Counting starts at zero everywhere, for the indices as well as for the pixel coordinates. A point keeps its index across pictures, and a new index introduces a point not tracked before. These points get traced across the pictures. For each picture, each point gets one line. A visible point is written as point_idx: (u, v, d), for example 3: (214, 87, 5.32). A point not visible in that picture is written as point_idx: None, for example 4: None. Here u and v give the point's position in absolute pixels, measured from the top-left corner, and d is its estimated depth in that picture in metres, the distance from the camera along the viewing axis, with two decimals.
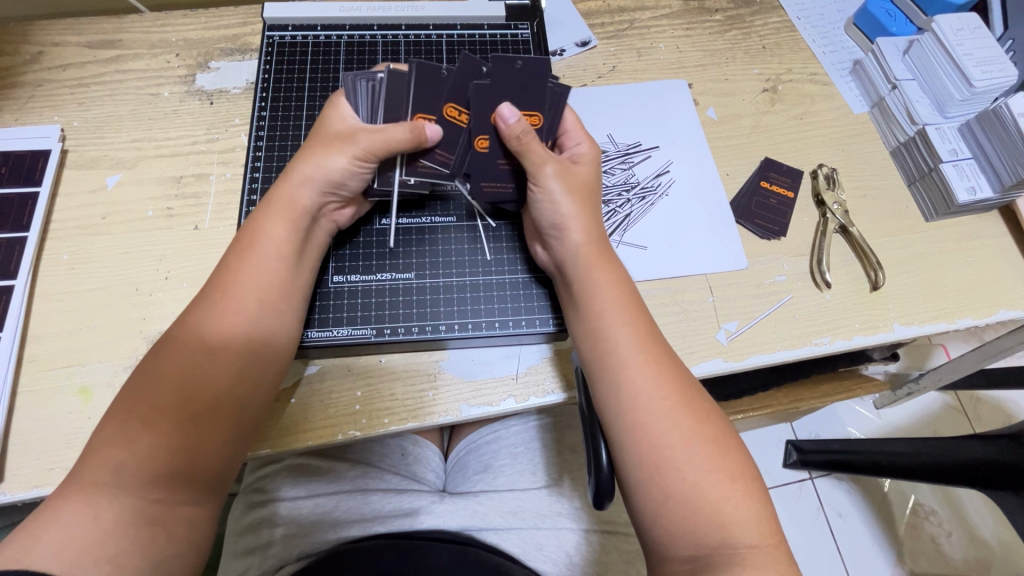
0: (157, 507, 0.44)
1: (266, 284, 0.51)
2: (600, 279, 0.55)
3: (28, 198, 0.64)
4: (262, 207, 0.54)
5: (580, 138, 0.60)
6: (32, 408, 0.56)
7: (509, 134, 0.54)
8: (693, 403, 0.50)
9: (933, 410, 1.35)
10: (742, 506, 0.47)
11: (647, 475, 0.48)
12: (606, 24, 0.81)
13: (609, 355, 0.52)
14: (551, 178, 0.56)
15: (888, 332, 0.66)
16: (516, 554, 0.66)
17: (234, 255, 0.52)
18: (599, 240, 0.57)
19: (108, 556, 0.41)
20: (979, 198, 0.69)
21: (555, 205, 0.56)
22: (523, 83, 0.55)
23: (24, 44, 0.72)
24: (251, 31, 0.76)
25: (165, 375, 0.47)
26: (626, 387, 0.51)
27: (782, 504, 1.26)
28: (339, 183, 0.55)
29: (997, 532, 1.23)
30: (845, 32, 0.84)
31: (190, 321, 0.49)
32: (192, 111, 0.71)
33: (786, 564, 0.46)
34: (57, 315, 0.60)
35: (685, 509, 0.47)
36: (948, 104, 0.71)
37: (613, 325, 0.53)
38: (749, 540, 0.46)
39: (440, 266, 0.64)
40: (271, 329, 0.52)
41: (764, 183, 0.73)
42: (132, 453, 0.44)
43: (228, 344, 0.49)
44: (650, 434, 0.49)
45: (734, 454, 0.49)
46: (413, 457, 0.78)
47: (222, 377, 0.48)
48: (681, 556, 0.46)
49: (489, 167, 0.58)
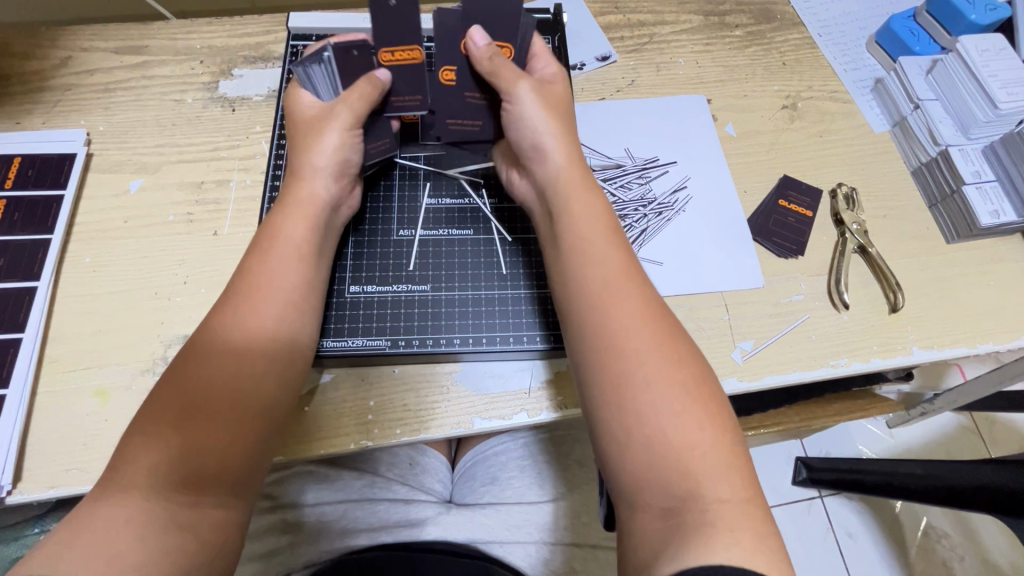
0: (186, 513, 0.43)
1: (289, 284, 0.52)
2: (574, 202, 0.54)
3: (52, 200, 0.65)
4: (277, 209, 0.55)
5: (548, 61, 0.62)
6: (49, 409, 0.57)
7: (480, 57, 0.57)
8: (679, 350, 0.48)
9: (948, 431, 1.33)
10: (717, 457, 0.44)
11: (617, 410, 0.47)
12: (625, 38, 0.81)
13: (582, 285, 0.51)
14: (524, 91, 0.57)
15: (906, 355, 0.65)
16: (522, 567, 0.67)
17: (253, 254, 0.52)
18: (573, 163, 0.56)
19: (135, 564, 0.40)
20: (1003, 222, 0.68)
21: (531, 124, 0.57)
22: (500, 13, 0.57)
23: (53, 49, 0.73)
24: (274, 39, 0.77)
25: (195, 379, 0.47)
26: (605, 320, 0.49)
27: (792, 523, 1.24)
28: (344, 162, 0.58)
29: (1011, 558, 1.20)
30: (866, 50, 0.83)
31: (213, 322, 0.50)
32: (214, 118, 0.72)
33: (760, 522, 0.43)
34: (78, 317, 0.61)
35: (653, 455, 0.45)
36: (972, 125, 0.71)
37: (596, 252, 0.52)
38: (722, 495, 0.43)
39: (457, 279, 0.64)
40: (296, 329, 0.52)
41: (782, 201, 0.72)
42: (164, 455, 0.44)
43: (251, 346, 0.49)
44: (626, 367, 0.47)
45: (712, 403, 0.47)
46: (420, 468, 0.77)
47: (254, 374, 0.48)
48: (654, 508, 0.44)
49: (456, 100, 0.62)
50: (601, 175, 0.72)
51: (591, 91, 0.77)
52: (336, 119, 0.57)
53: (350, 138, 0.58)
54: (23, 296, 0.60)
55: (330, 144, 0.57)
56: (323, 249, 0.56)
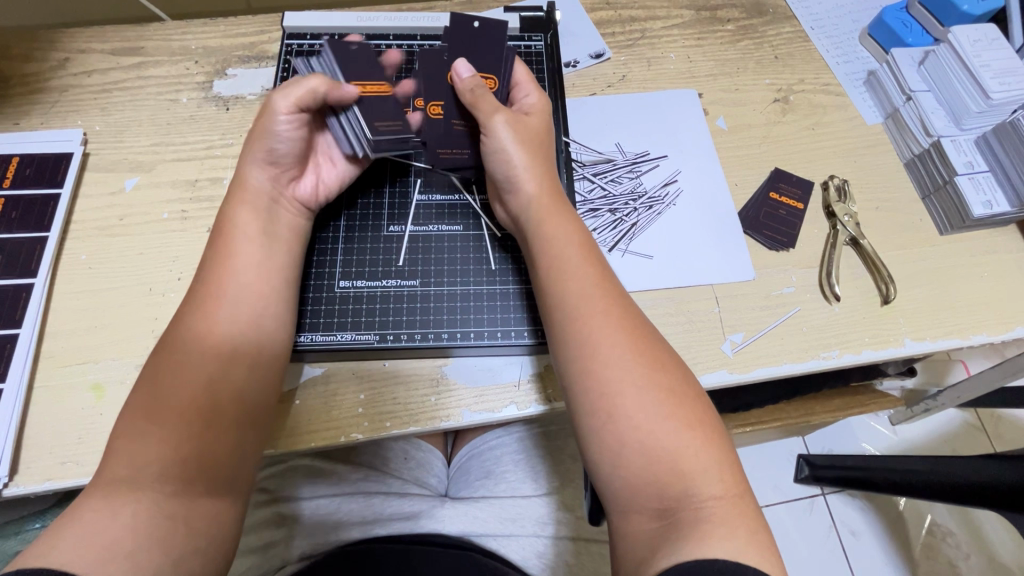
0: (177, 502, 0.44)
1: (237, 273, 0.52)
2: (552, 226, 0.55)
3: (50, 199, 0.66)
4: (226, 206, 0.56)
5: (529, 90, 0.63)
6: (46, 403, 0.58)
7: (463, 87, 0.58)
8: (656, 359, 0.49)
9: (952, 428, 1.32)
10: (702, 454, 0.46)
11: (599, 423, 0.47)
12: (617, 34, 0.81)
13: (561, 306, 0.52)
14: (501, 126, 0.57)
15: (898, 347, 0.65)
16: (516, 561, 0.66)
17: (210, 251, 0.54)
18: (553, 194, 0.57)
19: (125, 553, 0.40)
20: (996, 213, 0.68)
21: (507, 157, 0.57)
22: (477, 44, 0.61)
23: (52, 51, 0.75)
24: (268, 39, 0.78)
25: (154, 373, 0.48)
26: (580, 339, 0.50)
27: (794, 520, 1.23)
28: (275, 150, 0.57)
29: (1018, 557, 1.18)
30: (860, 43, 0.83)
31: (177, 320, 0.51)
32: (209, 117, 0.73)
33: (752, 515, 0.44)
34: (75, 313, 0.62)
35: (642, 461, 0.45)
36: (965, 116, 0.70)
37: (569, 272, 0.52)
38: (714, 491, 0.44)
39: (445, 274, 0.64)
40: (255, 315, 0.52)
41: (774, 194, 0.72)
42: (138, 445, 0.45)
43: (210, 336, 0.50)
44: (601, 381, 0.48)
45: (689, 400, 0.48)
46: (416, 461, 0.78)
47: (211, 362, 0.49)
48: (648, 512, 0.44)
49: (446, 130, 0.62)
50: (592, 170, 0.73)
51: (583, 86, 0.78)
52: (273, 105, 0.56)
53: (288, 128, 0.57)
54: (20, 292, 0.61)
55: (269, 131, 0.57)
56: (277, 235, 0.57)
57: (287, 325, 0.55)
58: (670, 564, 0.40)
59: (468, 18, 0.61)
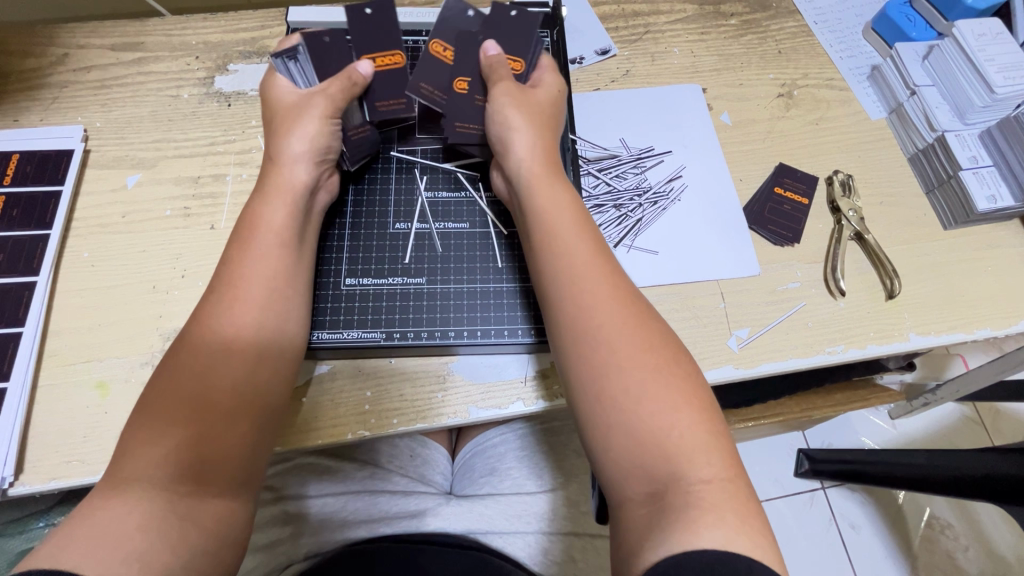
0: (184, 501, 0.44)
1: (270, 273, 0.52)
2: (543, 190, 0.55)
3: (51, 196, 0.65)
4: (255, 198, 0.55)
5: (546, 71, 0.63)
6: (50, 401, 0.57)
7: (485, 61, 0.59)
8: (654, 341, 0.49)
9: (952, 421, 1.33)
10: (696, 436, 0.45)
11: (598, 404, 0.47)
12: (621, 28, 0.81)
13: (555, 267, 0.52)
14: (500, 92, 0.58)
15: (903, 342, 0.65)
16: (520, 557, 0.67)
17: (236, 246, 0.53)
18: (545, 160, 0.57)
19: (135, 555, 0.40)
20: (1000, 207, 0.68)
21: (503, 124, 0.58)
22: (513, 26, 0.60)
23: (50, 46, 0.74)
24: (269, 34, 0.77)
25: (185, 371, 0.47)
26: (575, 306, 0.50)
27: (794, 514, 1.24)
28: (326, 150, 0.58)
29: (1015, 547, 1.20)
30: (863, 37, 0.83)
31: (201, 317, 0.50)
32: (210, 113, 0.72)
33: (750, 502, 0.44)
34: (77, 311, 0.61)
35: (628, 439, 0.45)
36: (969, 110, 0.70)
37: (566, 243, 0.52)
38: (704, 475, 0.43)
39: (452, 272, 0.64)
40: (283, 316, 0.52)
41: (778, 189, 0.72)
42: (164, 447, 0.44)
43: (240, 338, 0.49)
44: (597, 356, 0.48)
45: (696, 389, 0.48)
46: (421, 459, 0.78)
47: (239, 365, 0.49)
48: (639, 496, 0.44)
49: (467, 106, 0.62)
50: (596, 166, 0.73)
51: (587, 81, 0.77)
52: (318, 108, 0.57)
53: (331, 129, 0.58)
54: (23, 291, 0.61)
55: (315, 132, 0.57)
56: (302, 235, 0.57)
57: (303, 325, 0.55)
58: (661, 554, 0.40)
59: (507, 5, 0.59)
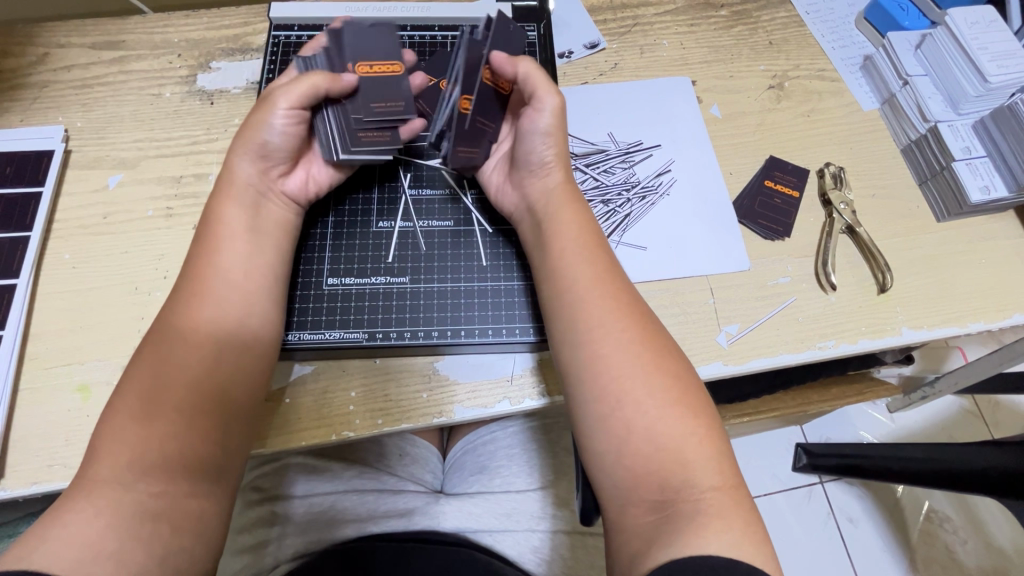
0: (158, 501, 0.43)
1: (227, 272, 0.51)
2: (567, 217, 0.54)
3: (30, 197, 0.65)
4: (213, 198, 0.55)
5: None
6: (32, 405, 0.57)
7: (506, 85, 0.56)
8: (652, 348, 0.48)
9: (950, 414, 1.32)
10: (703, 445, 0.45)
11: (603, 409, 0.47)
12: (609, 21, 0.80)
13: (570, 287, 0.51)
14: (545, 113, 0.55)
15: (895, 336, 0.64)
16: (511, 556, 0.66)
17: (197, 245, 0.53)
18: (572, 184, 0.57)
19: (110, 553, 0.40)
20: (993, 198, 0.67)
21: (540, 142, 0.56)
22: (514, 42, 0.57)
23: (30, 45, 0.73)
24: (253, 30, 0.76)
25: (150, 376, 0.47)
26: (584, 319, 0.49)
27: (792, 509, 1.23)
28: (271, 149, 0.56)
29: (1014, 540, 1.19)
30: (856, 27, 0.81)
31: (169, 319, 0.50)
32: (192, 111, 0.71)
33: (747, 508, 0.44)
34: (59, 314, 0.61)
35: (649, 447, 0.45)
36: (962, 100, 0.69)
37: (575, 262, 0.52)
38: (711, 482, 0.44)
39: (436, 271, 0.63)
40: (243, 313, 0.51)
41: (768, 182, 0.71)
42: (129, 450, 0.44)
43: (200, 336, 0.49)
44: (604, 367, 0.48)
45: (687, 389, 0.48)
46: (410, 457, 0.77)
47: (195, 362, 0.48)
48: (647, 505, 0.44)
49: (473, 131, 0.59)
50: (584, 161, 0.71)
51: (574, 75, 0.76)
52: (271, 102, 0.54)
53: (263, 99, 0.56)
54: (4, 294, 0.60)
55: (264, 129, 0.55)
56: (260, 230, 0.55)
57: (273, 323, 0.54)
58: (665, 558, 0.40)
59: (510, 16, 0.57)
